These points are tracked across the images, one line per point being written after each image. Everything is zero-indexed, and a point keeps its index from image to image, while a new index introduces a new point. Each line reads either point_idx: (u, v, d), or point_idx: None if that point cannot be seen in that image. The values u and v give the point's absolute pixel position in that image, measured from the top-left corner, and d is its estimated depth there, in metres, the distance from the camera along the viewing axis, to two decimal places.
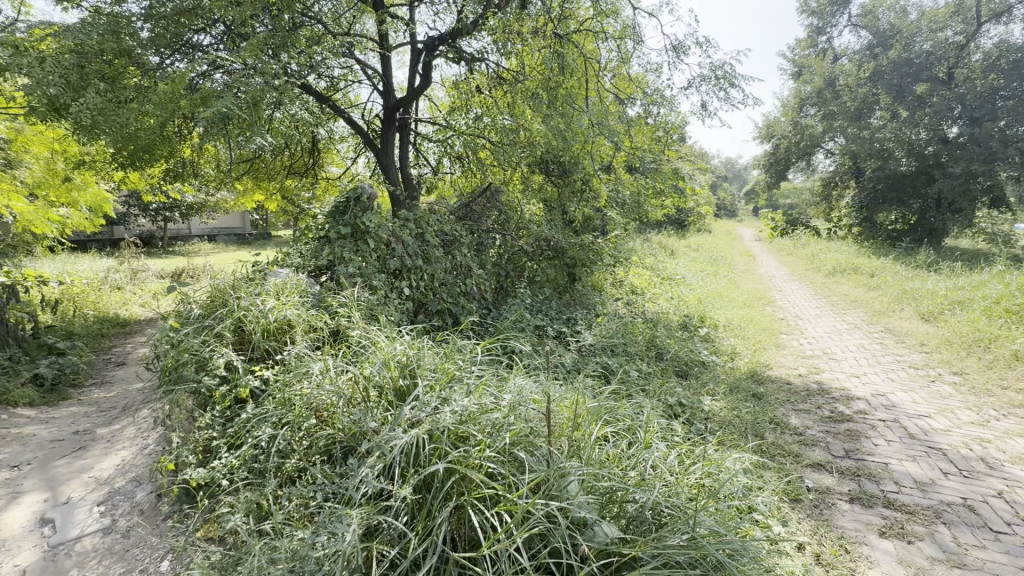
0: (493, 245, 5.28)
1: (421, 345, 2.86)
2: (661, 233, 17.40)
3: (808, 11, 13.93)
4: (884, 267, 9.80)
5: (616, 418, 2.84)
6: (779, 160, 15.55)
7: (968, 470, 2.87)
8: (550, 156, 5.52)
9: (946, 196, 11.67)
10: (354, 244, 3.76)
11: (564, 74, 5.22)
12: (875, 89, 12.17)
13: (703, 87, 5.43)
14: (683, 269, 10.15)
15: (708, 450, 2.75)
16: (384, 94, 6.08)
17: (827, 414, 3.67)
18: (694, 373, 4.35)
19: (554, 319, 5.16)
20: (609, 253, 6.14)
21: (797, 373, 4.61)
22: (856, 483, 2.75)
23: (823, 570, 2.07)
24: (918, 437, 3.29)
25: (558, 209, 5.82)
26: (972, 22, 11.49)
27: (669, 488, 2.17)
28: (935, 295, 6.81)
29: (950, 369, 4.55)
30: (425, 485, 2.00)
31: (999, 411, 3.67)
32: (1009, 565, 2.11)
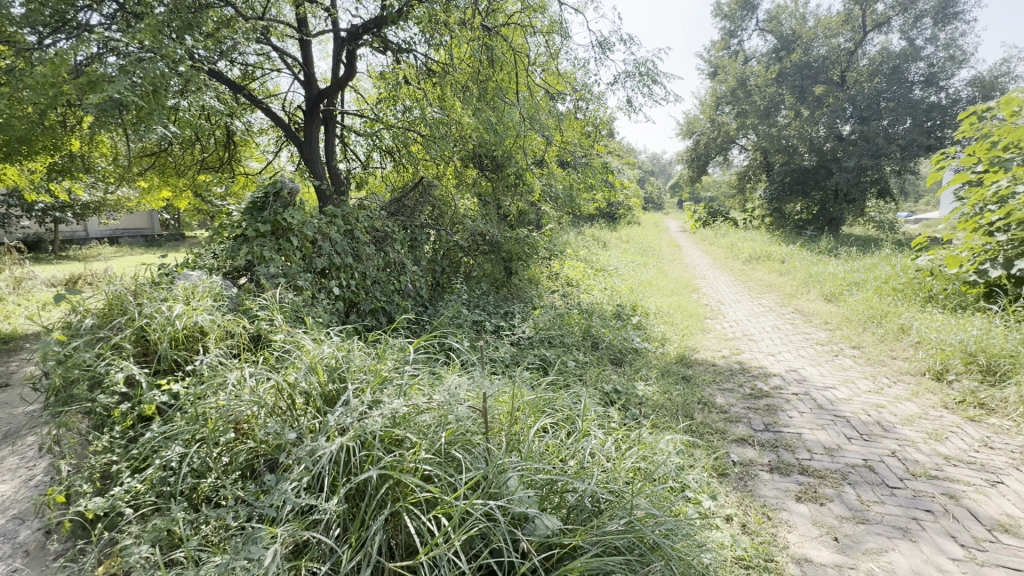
0: (428, 240, 5.15)
1: (351, 346, 2.71)
2: (595, 226, 17.92)
3: (721, 14, 14.74)
4: (793, 254, 10.67)
5: (554, 409, 2.86)
6: (700, 155, 16.45)
7: (867, 434, 3.16)
8: (483, 150, 5.43)
9: (843, 187, 12.87)
10: (276, 242, 3.48)
11: (493, 68, 5.16)
12: (781, 90, 13.19)
13: (628, 84, 5.57)
14: (616, 261, 10.50)
15: (643, 433, 2.83)
16: (305, 83, 5.71)
17: (748, 391, 3.91)
18: (627, 360, 4.49)
19: (491, 314, 5.13)
20: (544, 247, 6.22)
21: (721, 355, 4.87)
22: (774, 453, 2.94)
23: (748, 538, 2.19)
24: (826, 407, 3.59)
25: (493, 203, 5.80)
26: (859, 30, 12.77)
27: (608, 475, 2.20)
28: (836, 277, 7.50)
29: (849, 344, 5.03)
30: (358, 494, 1.89)
31: (890, 379, 4.08)
32: (903, 516, 2.33)
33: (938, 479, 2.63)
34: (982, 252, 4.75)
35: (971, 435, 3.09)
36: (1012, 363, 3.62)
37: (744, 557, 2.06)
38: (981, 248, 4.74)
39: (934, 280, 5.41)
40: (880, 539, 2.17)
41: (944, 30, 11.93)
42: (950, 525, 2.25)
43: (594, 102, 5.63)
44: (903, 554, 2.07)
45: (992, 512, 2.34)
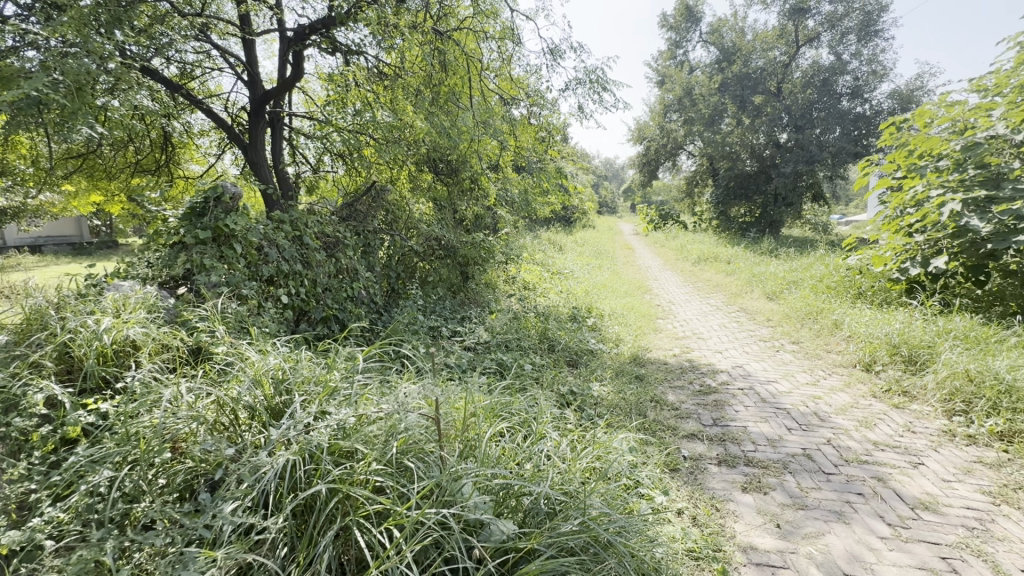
0: (382, 246, 5.04)
1: (299, 356, 2.61)
2: (551, 229, 18.14)
3: (667, 25, 15.29)
4: (738, 255, 11.19)
5: (510, 413, 2.86)
6: (651, 160, 16.97)
7: (806, 424, 3.36)
8: (437, 154, 5.36)
9: (781, 192, 13.64)
10: (217, 249, 3.30)
11: (445, 72, 5.12)
12: (723, 99, 13.85)
13: (579, 91, 5.69)
14: (571, 263, 10.68)
15: (597, 433, 2.88)
16: (250, 84, 5.47)
17: (697, 388, 4.06)
18: (583, 362, 4.56)
19: (448, 320, 5.09)
20: (500, 251, 6.26)
21: (672, 354, 5.03)
22: (722, 447, 3.07)
23: (698, 530, 2.27)
24: (768, 401, 3.78)
25: (448, 208, 5.76)
26: (793, 45, 13.60)
27: (563, 476, 2.22)
28: (776, 277, 7.95)
29: (789, 339, 5.33)
30: (306, 510, 1.82)
31: (825, 371, 4.36)
32: (838, 500, 2.48)
33: (868, 464, 2.82)
34: (904, 251, 5.12)
35: (896, 421, 3.33)
36: (929, 353, 3.94)
37: (694, 548, 2.13)
38: (903, 247, 5.10)
39: (863, 278, 5.80)
40: (817, 523, 2.30)
41: (867, 47, 12.93)
42: (879, 506, 2.42)
43: (547, 107, 5.69)
44: (838, 536, 2.21)
45: (914, 491, 2.53)
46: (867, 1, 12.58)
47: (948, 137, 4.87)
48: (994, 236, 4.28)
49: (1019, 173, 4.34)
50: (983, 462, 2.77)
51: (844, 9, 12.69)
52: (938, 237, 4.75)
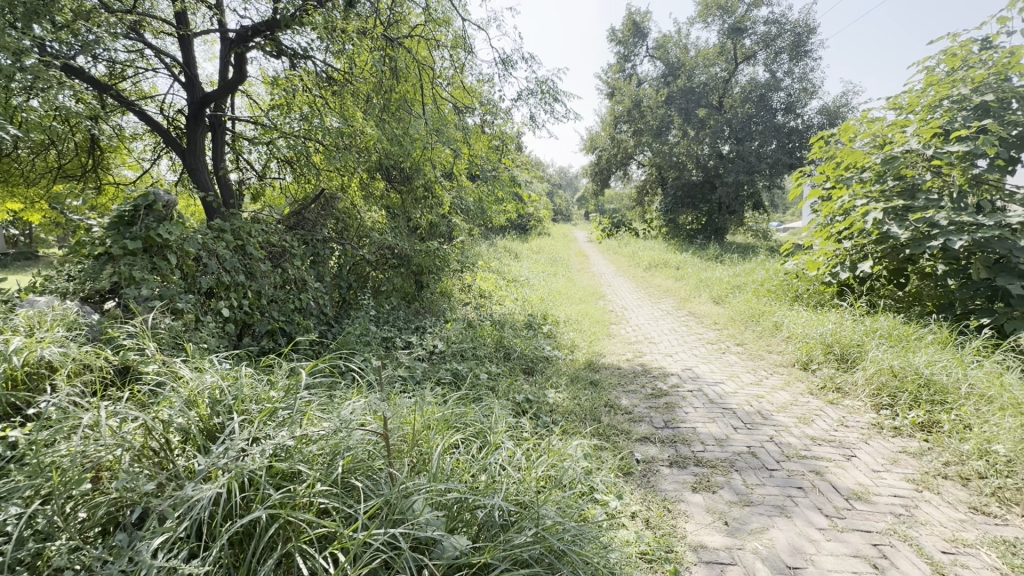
0: (332, 255, 4.85)
1: (238, 373, 2.46)
2: (507, 237, 18.22)
3: (616, 40, 15.77)
4: (686, 261, 11.64)
5: (464, 424, 2.81)
6: (603, 170, 17.38)
7: (750, 423, 3.50)
8: (389, 162, 5.22)
9: (725, 201, 14.33)
10: (149, 260, 3.05)
11: (396, 79, 5.03)
12: (670, 112, 14.42)
13: (531, 100, 5.75)
14: (527, 271, 10.75)
15: (552, 441, 2.87)
16: (188, 86, 5.16)
17: (649, 392, 4.15)
18: (539, 369, 4.57)
19: (401, 330, 4.98)
20: (455, 259, 6.20)
21: (626, 359, 5.13)
22: (673, 448, 3.14)
23: (651, 532, 2.29)
24: (715, 401, 3.92)
25: (402, 216, 5.65)
26: (732, 62, 14.37)
27: (518, 485, 2.20)
28: (721, 282, 8.31)
29: (734, 341, 5.57)
30: (244, 538, 1.69)
31: (767, 371, 4.57)
32: (780, 495, 2.59)
33: (807, 458, 2.96)
34: (834, 257, 5.50)
35: (831, 416, 3.53)
36: (859, 351, 4.20)
37: (647, 551, 2.15)
38: (833, 253, 5.50)
39: (799, 282, 6.16)
40: (762, 518, 2.38)
41: (798, 66, 13.87)
42: (817, 499, 2.54)
43: (501, 116, 5.71)
44: (781, 530, 2.30)
45: (848, 482, 2.68)
46: (797, 23, 13.48)
47: (869, 151, 5.23)
48: (910, 241, 4.59)
49: (931, 185, 4.73)
50: (907, 451, 2.98)
51: (777, 30, 13.53)
52: (864, 244, 5.12)
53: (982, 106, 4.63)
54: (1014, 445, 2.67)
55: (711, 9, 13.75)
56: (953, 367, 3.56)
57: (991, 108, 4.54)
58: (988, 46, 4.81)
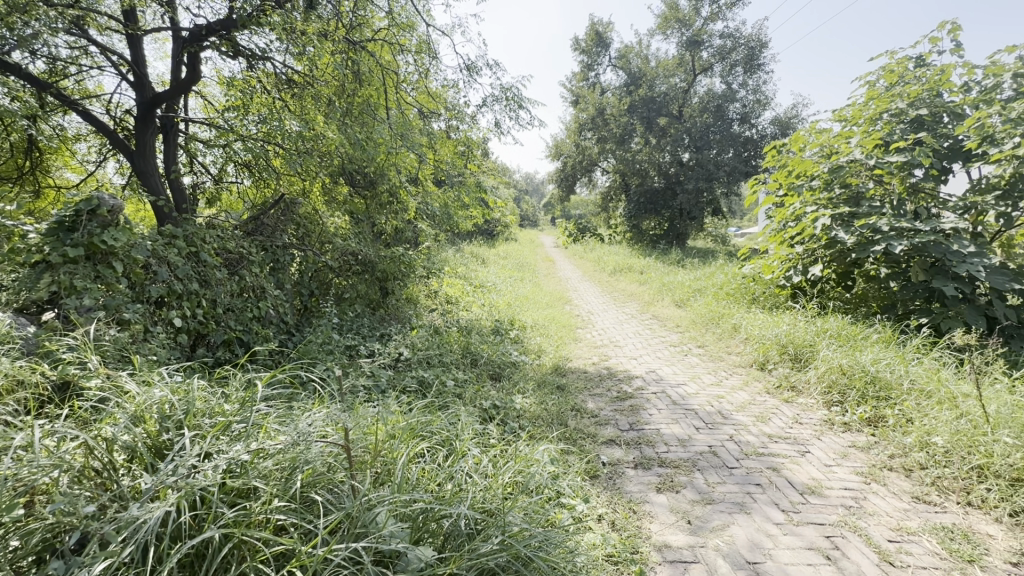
0: (293, 262, 4.67)
1: (190, 386, 2.34)
2: (474, 243, 18.18)
3: (580, 49, 16.04)
4: (650, 265, 11.91)
5: (430, 433, 2.77)
6: (568, 176, 17.60)
7: (711, 423, 3.60)
8: (353, 166, 5.13)
9: (686, 207, 14.76)
10: (92, 268, 2.82)
11: (359, 82, 4.93)
12: (632, 120, 14.76)
13: (496, 107, 5.78)
14: (494, 276, 10.75)
15: (519, 446, 2.87)
16: (136, 85, 4.90)
17: (615, 395, 4.21)
18: (506, 374, 4.56)
19: (365, 338, 4.87)
20: (420, 265, 6.14)
21: (592, 363, 5.18)
22: (638, 450, 3.20)
23: (617, 534, 2.31)
24: (678, 402, 4.01)
25: (366, 221, 5.55)
26: (691, 73, 14.87)
27: (484, 492, 2.17)
28: (683, 286, 8.54)
29: (695, 343, 5.73)
30: (195, 560, 1.60)
31: (727, 372, 4.72)
32: (739, 492, 2.67)
33: (764, 456, 3.07)
34: (787, 260, 5.73)
35: (787, 414, 3.67)
36: (811, 351, 4.40)
37: (613, 553, 2.17)
38: (786, 257, 5.75)
39: (756, 285, 6.41)
40: (723, 516, 2.45)
41: (752, 78, 14.49)
42: (775, 494, 2.63)
43: (466, 122, 5.64)
44: (741, 526, 2.36)
45: (803, 478, 2.78)
46: (750, 38, 14.09)
47: (818, 160, 5.48)
48: (857, 245, 4.84)
49: (873, 193, 5.02)
50: (856, 445, 3.13)
51: (732, 44, 14.09)
52: (814, 248, 5.36)
53: (917, 120, 4.94)
54: (951, 436, 2.85)
55: (670, 22, 14.19)
56: (896, 364, 3.76)
57: (924, 121, 4.87)
58: (922, 64, 5.16)
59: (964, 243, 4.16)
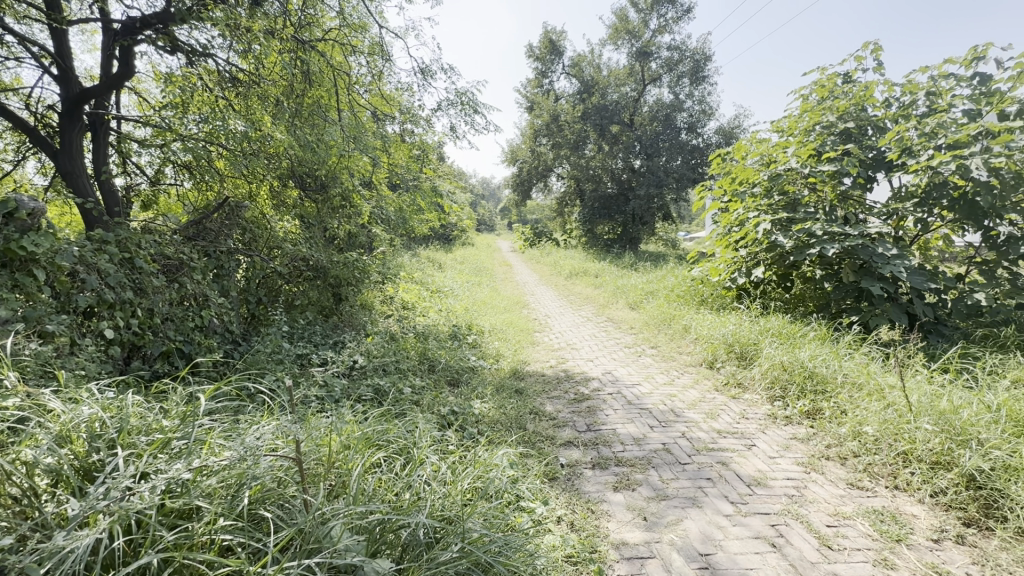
0: (239, 268, 4.41)
1: (124, 402, 2.18)
2: (430, 248, 17.99)
3: (534, 56, 16.26)
4: (605, 269, 12.18)
5: (387, 442, 2.71)
6: (524, 181, 17.75)
7: (664, 421, 3.71)
8: (302, 169, 4.96)
9: (638, 213, 15.21)
10: (9, 275, 2.55)
11: (308, 83, 4.74)
12: (586, 127, 15.08)
13: (451, 111, 5.76)
14: (451, 281, 10.68)
15: (478, 452, 2.85)
16: (61, 79, 4.53)
17: (573, 397, 4.27)
18: (464, 380, 4.53)
19: (318, 346, 4.71)
20: (375, 270, 6.01)
21: (549, 366, 5.24)
22: (595, 450, 3.25)
23: (576, 535, 2.34)
24: (633, 402, 4.12)
25: (317, 225, 5.38)
26: (641, 83, 15.38)
27: (442, 499, 2.15)
28: (636, 289, 8.78)
29: (649, 344, 5.90)
30: None
31: (678, 371, 4.89)
32: (692, 487, 2.76)
33: (714, 451, 3.19)
34: (733, 263, 6.02)
35: (734, 410, 3.84)
36: (755, 349, 4.63)
37: (573, 553, 2.19)
38: (732, 260, 6.03)
39: (704, 287, 6.68)
40: (676, 511, 2.53)
41: (697, 89, 15.16)
42: (724, 488, 2.74)
43: (421, 126, 5.65)
44: (693, 520, 2.45)
45: (750, 470, 2.92)
46: (695, 51, 14.73)
47: (758, 168, 5.77)
48: (794, 249, 5.15)
49: (809, 199, 5.36)
50: (796, 437, 3.31)
51: (678, 56, 14.68)
52: (757, 252, 5.66)
53: (845, 132, 5.31)
54: (879, 425, 3.06)
55: (621, 33, 14.64)
56: (831, 359, 4.02)
57: (851, 134, 5.24)
58: (849, 80, 5.57)
59: (887, 246, 4.49)
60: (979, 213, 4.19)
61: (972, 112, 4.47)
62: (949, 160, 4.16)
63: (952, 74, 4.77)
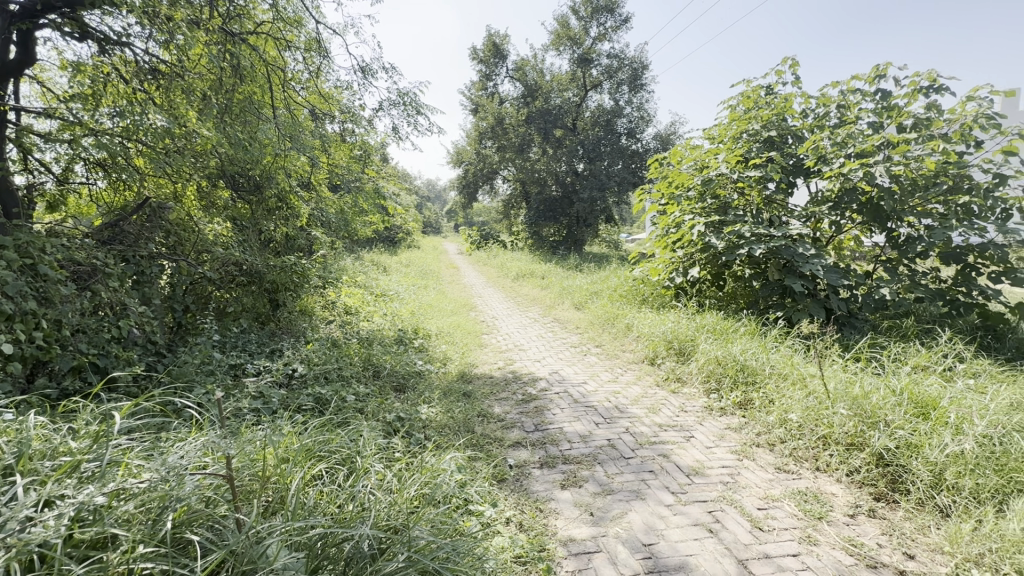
0: (162, 274, 4.06)
1: (25, 425, 1.95)
2: (373, 250, 17.51)
3: (478, 58, 16.28)
4: (551, 270, 12.37)
5: (328, 453, 2.60)
6: (470, 183, 17.69)
7: (609, 417, 3.81)
8: (233, 169, 4.67)
9: (582, 215, 15.57)
10: None
11: (239, 78, 4.41)
12: (530, 131, 15.30)
13: (394, 111, 5.64)
14: (396, 284, 10.45)
15: (425, 457, 2.80)
16: None
17: (521, 397, 4.30)
18: (411, 385, 4.44)
19: (253, 355, 4.45)
20: (315, 274, 5.79)
21: (497, 368, 5.24)
22: (543, 450, 3.28)
23: (524, 535, 2.35)
24: (579, 400, 4.21)
25: (252, 228, 5.12)
26: (583, 89, 15.78)
27: (388, 508, 2.09)
28: (582, 289, 8.99)
29: (593, 343, 6.05)
30: None
31: (622, 368, 5.05)
32: (636, 480, 2.85)
33: (656, 444, 3.32)
34: (671, 263, 6.29)
35: (674, 404, 4.01)
36: (692, 345, 4.87)
37: (521, 554, 2.19)
38: (670, 260, 6.31)
39: (645, 286, 6.95)
40: (621, 504, 2.61)
41: (636, 97, 15.76)
42: (665, 479, 2.86)
43: (362, 125, 5.51)
44: (637, 512, 2.53)
45: (689, 461, 3.06)
46: (634, 60, 15.29)
47: (692, 173, 6.03)
48: (726, 249, 5.44)
49: (738, 203, 5.72)
50: (730, 427, 3.51)
51: (618, 64, 15.20)
52: (692, 252, 5.94)
53: (768, 140, 5.69)
54: (802, 412, 3.30)
55: (563, 39, 14.97)
56: (760, 353, 4.29)
57: (775, 142, 5.64)
58: (771, 92, 5.97)
59: (807, 246, 4.86)
60: (881, 215, 4.66)
61: (876, 124, 4.97)
62: (858, 168, 4.55)
63: (859, 89, 5.24)
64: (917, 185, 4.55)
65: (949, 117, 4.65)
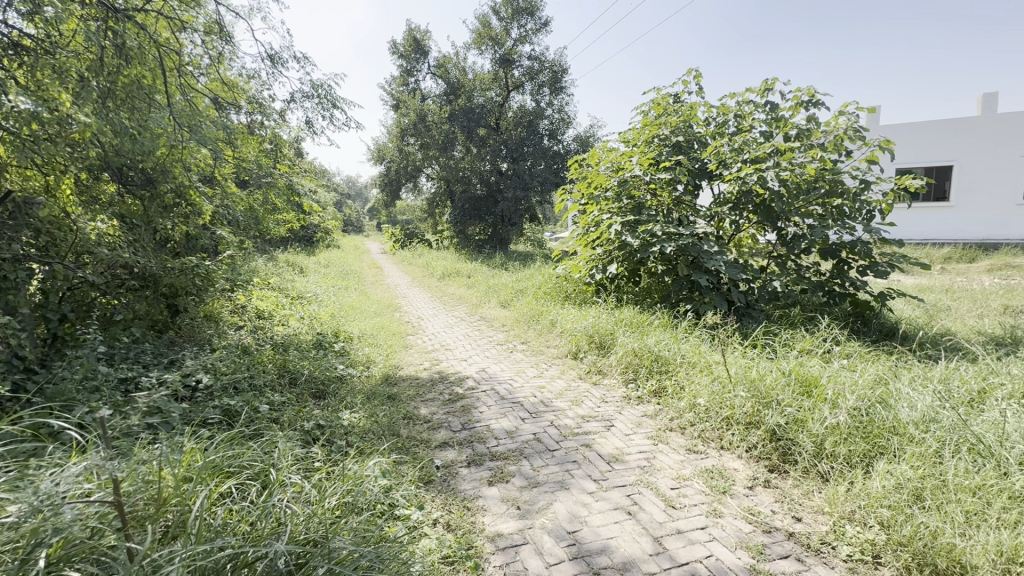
0: (31, 279, 3.51)
1: None
2: (287, 250, 16.41)
3: (398, 52, 15.86)
4: (477, 270, 12.39)
5: (238, 468, 2.42)
6: (392, 181, 17.21)
7: (535, 412, 3.90)
8: (121, 160, 4.07)
9: (506, 214, 15.78)
10: None
11: (126, 61, 3.87)
12: (453, 129, 15.18)
13: (307, 104, 5.36)
14: (314, 286, 9.92)
15: (347, 465, 2.68)
16: None
17: (447, 397, 4.26)
18: (331, 391, 4.25)
19: (149, 366, 4.03)
20: (222, 276, 5.35)
21: (423, 368, 5.17)
22: (470, 448, 3.29)
23: (452, 535, 2.34)
24: (506, 397, 4.25)
25: (144, 226, 4.57)
26: (505, 89, 15.94)
27: (306, 521, 1.99)
28: (507, 288, 9.08)
29: (519, 340, 6.16)
30: None
31: (547, 363, 5.18)
32: (560, 471, 2.95)
33: (579, 435, 3.45)
34: (591, 261, 6.55)
35: (595, 396, 4.19)
36: (612, 338, 5.11)
37: (449, 554, 2.18)
38: (590, 258, 6.56)
39: (568, 284, 7.20)
40: (547, 495, 2.68)
41: (556, 100, 16.25)
42: (588, 468, 2.97)
43: (272, 118, 5.27)
44: (562, 501, 2.62)
45: (609, 449, 3.21)
46: (554, 63, 15.63)
47: (609, 174, 6.29)
48: (640, 247, 5.75)
49: (651, 203, 6.06)
50: (646, 415, 3.73)
51: (539, 66, 15.54)
52: (610, 250, 6.22)
53: (677, 145, 6.07)
54: (709, 397, 3.58)
55: (484, 38, 15.01)
56: (672, 343, 4.61)
57: (682, 146, 6.02)
58: (678, 100, 6.37)
59: (711, 244, 5.27)
60: (772, 216, 5.17)
61: (767, 133, 5.48)
62: (753, 173, 5.00)
63: (752, 101, 5.75)
64: (801, 189, 5.09)
65: (825, 129, 5.27)
